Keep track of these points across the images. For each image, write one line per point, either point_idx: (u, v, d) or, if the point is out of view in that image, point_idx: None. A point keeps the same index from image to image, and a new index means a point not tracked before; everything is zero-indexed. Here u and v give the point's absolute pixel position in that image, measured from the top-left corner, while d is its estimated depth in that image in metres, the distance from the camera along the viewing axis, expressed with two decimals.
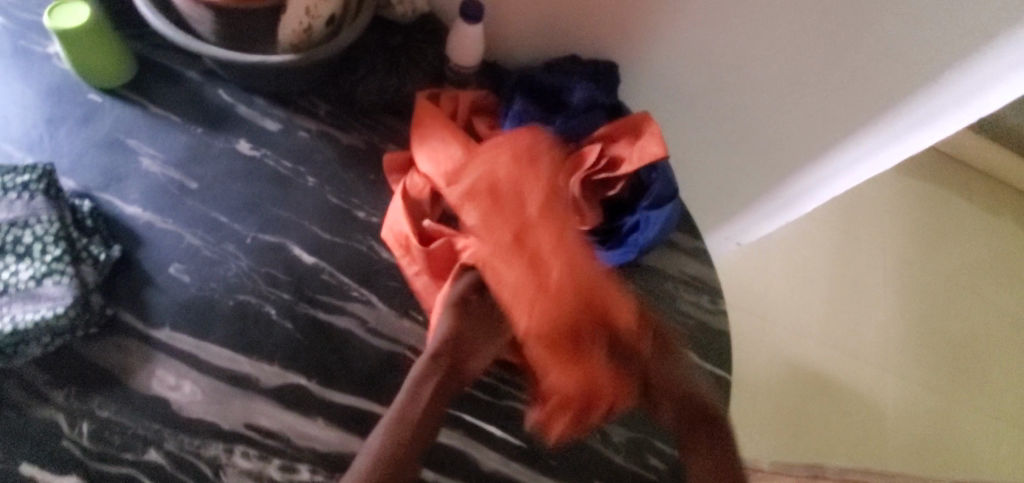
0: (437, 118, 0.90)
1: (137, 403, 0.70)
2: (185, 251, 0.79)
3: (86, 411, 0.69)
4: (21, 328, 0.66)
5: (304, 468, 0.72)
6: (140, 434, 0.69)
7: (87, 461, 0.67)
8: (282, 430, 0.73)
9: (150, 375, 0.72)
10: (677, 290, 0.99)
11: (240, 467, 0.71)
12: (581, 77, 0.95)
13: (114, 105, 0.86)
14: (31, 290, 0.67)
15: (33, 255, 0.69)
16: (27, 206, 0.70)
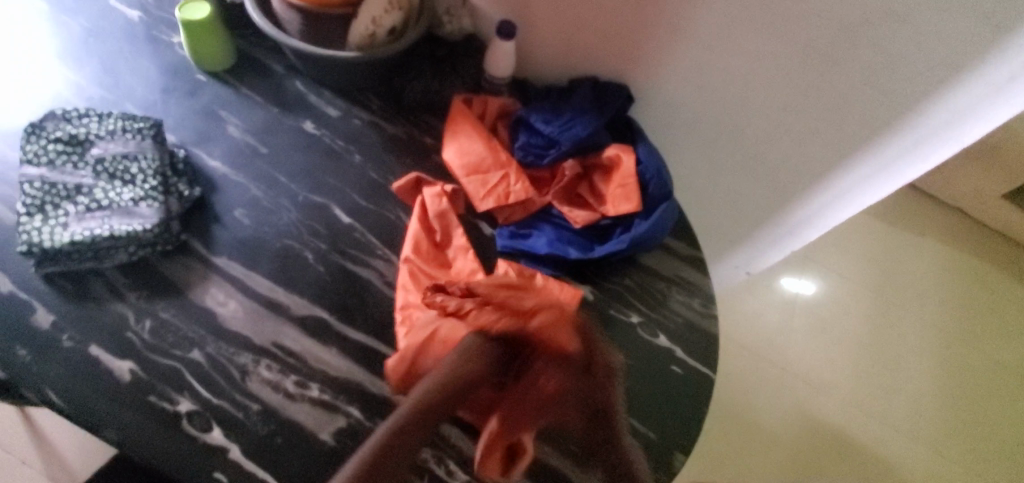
0: (465, 120, 1.06)
1: (191, 312, 0.85)
2: (249, 200, 0.96)
3: (150, 311, 0.83)
4: (117, 234, 0.82)
5: (315, 386, 0.84)
6: (188, 335, 0.83)
7: (144, 350, 0.81)
8: (301, 352, 0.85)
9: (205, 291, 0.87)
10: (670, 290, 1.06)
11: (263, 376, 0.83)
12: (596, 98, 1.09)
13: (214, 84, 1.07)
14: (129, 209, 0.85)
15: (136, 182, 0.87)
16: (138, 146, 0.89)
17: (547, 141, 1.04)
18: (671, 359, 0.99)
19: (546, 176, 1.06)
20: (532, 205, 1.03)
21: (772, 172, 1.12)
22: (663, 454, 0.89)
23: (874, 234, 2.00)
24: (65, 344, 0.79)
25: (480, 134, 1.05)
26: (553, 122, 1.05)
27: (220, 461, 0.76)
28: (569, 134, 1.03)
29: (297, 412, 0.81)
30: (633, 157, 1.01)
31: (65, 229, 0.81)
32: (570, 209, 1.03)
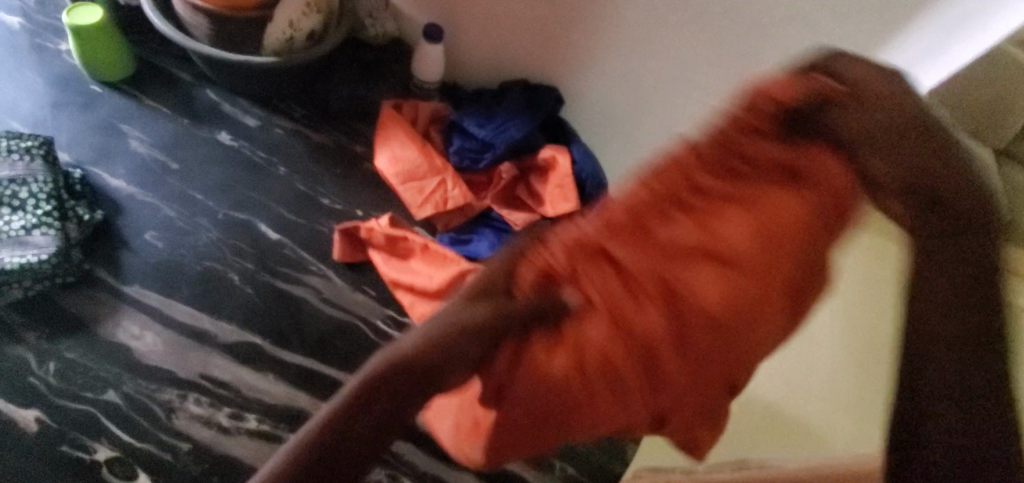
0: (394, 124, 1.04)
1: (101, 349, 0.76)
2: (162, 220, 0.88)
3: (54, 352, 0.75)
4: (8, 268, 0.73)
5: (252, 417, 0.78)
6: (100, 375, 0.75)
7: (50, 396, 0.72)
8: (233, 381, 0.80)
9: (116, 325, 0.78)
10: None
11: (191, 412, 0.76)
12: (527, 96, 1.08)
13: (112, 96, 0.97)
14: (21, 238, 0.75)
15: (26, 208, 0.77)
16: (27, 166, 0.79)
17: (480, 145, 1.04)
18: None
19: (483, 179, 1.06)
20: (470, 208, 1.02)
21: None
22: None
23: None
24: None
25: (414, 141, 1.03)
26: (487, 126, 1.04)
27: None
28: (503, 135, 1.03)
29: (233, 448, 0.76)
30: (568, 158, 1.03)
31: None
32: (509, 211, 1.03)
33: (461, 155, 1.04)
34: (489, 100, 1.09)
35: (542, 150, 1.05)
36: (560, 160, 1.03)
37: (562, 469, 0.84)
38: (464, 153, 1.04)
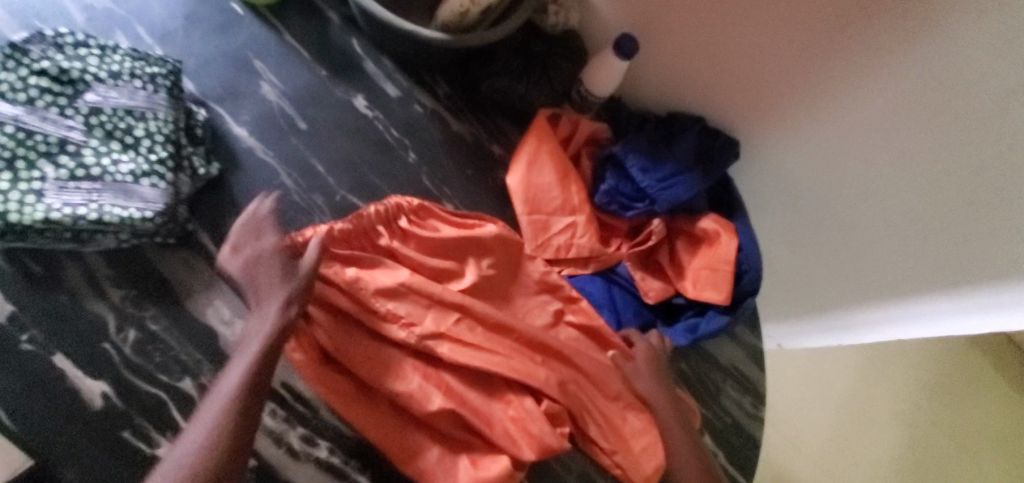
0: (545, 138, 0.88)
1: (186, 327, 0.68)
2: (275, 188, 0.77)
3: (137, 320, 0.67)
4: (106, 219, 0.64)
5: (324, 445, 0.70)
6: (180, 359, 0.67)
7: (124, 369, 0.65)
8: (314, 398, 0.71)
9: (207, 303, 0.70)
10: (724, 384, 0.96)
11: (264, 424, 0.69)
12: (701, 149, 0.92)
13: (251, 21, 0.84)
14: (126, 185, 0.65)
15: (139, 149, 0.67)
16: (148, 98, 0.69)
17: (636, 191, 0.88)
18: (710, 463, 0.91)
19: (622, 229, 0.91)
20: (599, 262, 0.88)
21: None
22: None
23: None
24: (23, 346, 0.63)
25: (557, 165, 0.88)
26: (651, 173, 0.87)
27: None
28: (666, 188, 0.86)
29: (299, 475, 0.68)
30: (734, 240, 0.87)
31: (38, 200, 0.62)
32: (642, 276, 0.88)
33: (610, 195, 0.88)
34: (657, 137, 0.92)
35: (704, 218, 0.88)
36: (722, 238, 0.87)
37: None
38: (615, 195, 0.88)
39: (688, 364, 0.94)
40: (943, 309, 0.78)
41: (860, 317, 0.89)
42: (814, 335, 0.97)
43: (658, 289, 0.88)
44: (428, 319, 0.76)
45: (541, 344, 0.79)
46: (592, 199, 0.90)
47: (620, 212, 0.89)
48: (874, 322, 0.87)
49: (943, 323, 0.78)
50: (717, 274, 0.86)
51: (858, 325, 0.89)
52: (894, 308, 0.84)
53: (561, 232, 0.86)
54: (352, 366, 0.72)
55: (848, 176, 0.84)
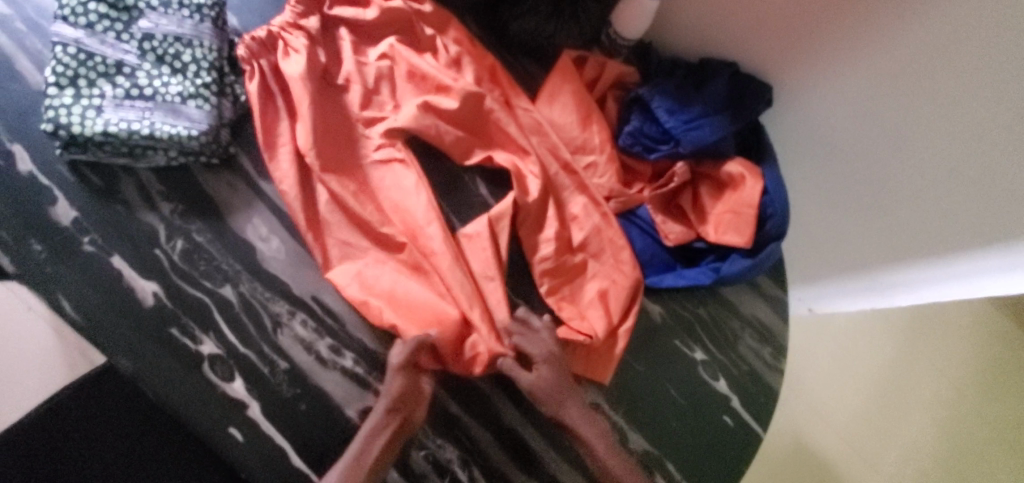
0: (570, 77, 0.90)
1: (228, 240, 0.74)
2: (275, 48, 0.80)
3: (183, 231, 0.73)
4: (157, 136, 0.69)
5: (351, 355, 0.76)
6: (221, 267, 0.73)
7: (172, 274, 0.72)
8: (341, 312, 0.76)
9: (246, 220, 0.76)
10: (743, 333, 0.96)
11: (296, 332, 0.74)
12: (733, 92, 0.90)
13: None
14: (174, 106, 0.71)
15: (187, 73, 0.72)
16: (195, 27, 0.74)
17: (660, 132, 0.88)
18: (723, 406, 0.91)
19: (646, 171, 0.91)
20: (619, 201, 0.89)
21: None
22: None
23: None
24: (86, 246, 0.70)
25: (579, 105, 0.90)
26: (677, 114, 0.87)
27: (236, 417, 0.70)
28: (692, 129, 0.85)
29: (326, 381, 0.74)
30: (759, 183, 0.85)
31: (98, 115, 0.68)
32: (663, 219, 0.89)
33: (635, 136, 0.89)
34: (687, 80, 0.91)
35: (730, 160, 0.87)
36: (746, 181, 0.86)
37: None
38: (640, 136, 0.88)
39: (707, 310, 0.94)
40: (964, 271, 0.79)
41: (891, 280, 0.89)
42: (842, 295, 0.98)
43: (677, 230, 0.89)
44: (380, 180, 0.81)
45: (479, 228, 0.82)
46: (616, 141, 0.91)
47: (643, 154, 0.89)
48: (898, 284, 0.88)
49: (955, 288, 0.80)
50: (739, 216, 0.85)
51: (884, 285, 0.90)
52: (918, 268, 0.85)
53: (572, 164, 0.88)
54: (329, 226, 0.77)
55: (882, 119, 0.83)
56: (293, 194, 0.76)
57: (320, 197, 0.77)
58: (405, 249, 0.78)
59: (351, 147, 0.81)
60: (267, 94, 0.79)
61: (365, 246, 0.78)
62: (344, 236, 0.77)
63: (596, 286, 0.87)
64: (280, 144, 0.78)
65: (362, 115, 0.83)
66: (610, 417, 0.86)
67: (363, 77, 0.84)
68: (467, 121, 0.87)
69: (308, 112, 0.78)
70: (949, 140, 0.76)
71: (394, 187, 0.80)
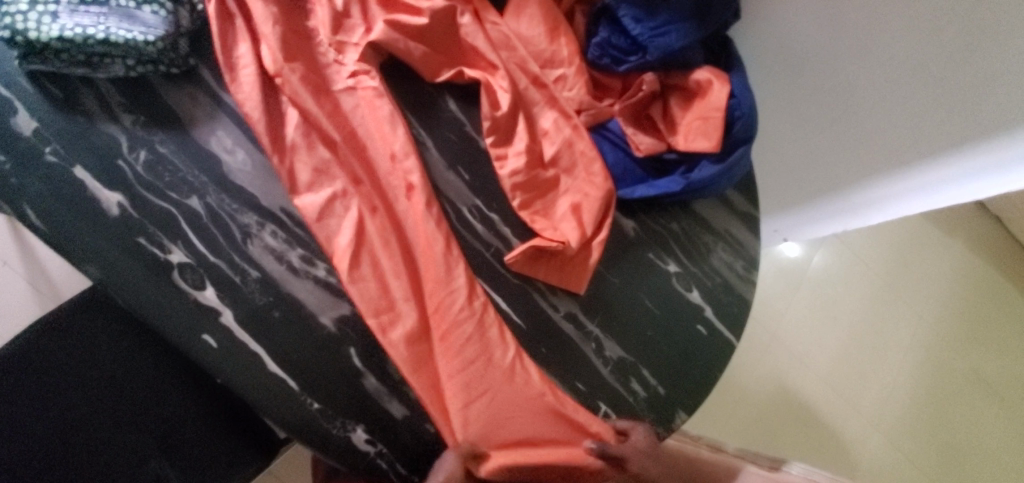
0: None
1: (192, 151, 0.74)
2: None
3: (147, 142, 0.72)
4: (113, 41, 0.68)
5: (322, 265, 0.76)
6: (187, 179, 0.73)
7: (136, 184, 0.71)
8: (310, 223, 0.76)
9: (211, 133, 0.75)
10: (715, 246, 0.97)
11: (265, 242, 0.74)
12: None
13: None
14: (129, 11, 0.70)
15: None
16: None
17: (628, 44, 0.89)
18: (697, 317, 0.93)
19: (615, 85, 0.92)
20: (589, 113, 0.89)
21: (856, 142, 0.96)
22: (665, 408, 0.88)
23: (955, 231, 1.73)
24: (48, 157, 0.69)
25: (545, 17, 0.90)
26: (644, 22, 0.87)
27: (209, 325, 0.70)
28: (660, 36, 0.86)
29: (299, 290, 0.74)
30: (726, 86, 0.86)
31: (54, 21, 0.67)
32: (633, 131, 0.90)
33: (604, 49, 0.90)
34: None
35: (699, 68, 0.88)
36: (713, 85, 0.86)
37: (605, 414, 0.85)
38: (609, 48, 0.89)
39: (680, 224, 0.95)
40: (943, 179, 0.86)
41: (862, 198, 0.99)
42: (814, 224, 1.10)
43: (650, 142, 0.89)
44: (347, 99, 0.80)
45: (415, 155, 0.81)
46: (585, 55, 0.92)
47: (613, 67, 0.90)
48: (866, 202, 0.98)
49: (943, 196, 0.87)
50: (709, 120, 0.86)
51: (852, 207, 1.01)
52: (884, 185, 0.94)
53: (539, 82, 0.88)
54: (295, 142, 0.76)
55: (852, 24, 0.90)
56: (254, 110, 0.75)
57: (290, 119, 0.76)
58: (369, 166, 0.79)
59: (318, 70, 0.80)
60: (227, 18, 0.76)
61: (331, 167, 0.77)
62: (314, 156, 0.76)
63: (567, 200, 0.87)
64: (242, 66, 0.76)
65: (333, 38, 0.80)
66: (586, 326, 0.86)
67: (329, 1, 0.81)
68: (438, 41, 0.85)
69: (271, 34, 0.76)
70: (922, 34, 0.81)
71: (359, 108, 0.80)
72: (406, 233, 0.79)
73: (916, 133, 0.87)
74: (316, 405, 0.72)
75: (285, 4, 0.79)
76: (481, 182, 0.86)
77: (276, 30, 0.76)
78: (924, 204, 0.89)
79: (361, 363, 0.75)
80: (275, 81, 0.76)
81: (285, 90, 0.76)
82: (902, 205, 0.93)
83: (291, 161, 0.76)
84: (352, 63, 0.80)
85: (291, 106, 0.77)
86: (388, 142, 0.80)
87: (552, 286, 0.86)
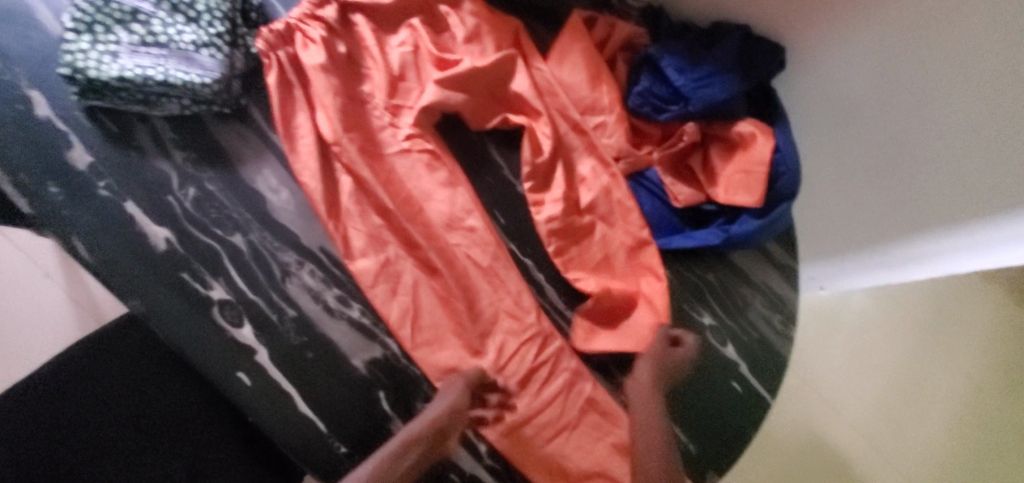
0: (581, 42, 0.90)
1: (238, 189, 0.75)
2: (293, 40, 0.79)
3: (196, 180, 0.74)
4: (172, 82, 0.71)
5: (357, 306, 0.76)
6: (232, 217, 0.74)
7: (183, 220, 0.73)
8: (348, 264, 0.76)
9: (257, 172, 0.77)
10: (752, 299, 0.94)
11: (303, 281, 0.75)
12: (745, 49, 0.89)
13: None
14: (188, 53, 0.73)
15: (200, 23, 0.74)
16: None
17: (670, 94, 0.88)
18: (732, 373, 0.90)
19: (655, 133, 0.92)
20: (628, 161, 0.89)
21: (898, 200, 0.93)
22: (697, 468, 0.85)
23: None
24: (101, 192, 0.71)
25: (587, 65, 0.90)
26: (687, 74, 0.87)
27: (244, 363, 0.71)
28: (703, 90, 0.86)
29: (333, 330, 0.74)
30: (769, 141, 0.85)
31: (114, 61, 0.71)
32: (672, 181, 0.89)
33: (646, 98, 0.90)
34: (698, 41, 0.91)
35: (743, 119, 0.87)
36: (756, 139, 0.86)
37: None
38: (650, 98, 0.89)
39: (717, 275, 0.93)
40: (994, 240, 0.81)
41: (907, 254, 0.94)
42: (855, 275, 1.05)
43: (690, 193, 0.88)
44: (393, 147, 0.81)
45: (454, 202, 0.82)
46: (626, 103, 0.92)
47: (654, 116, 0.90)
48: (911, 258, 0.94)
49: (994, 257, 0.82)
50: (753, 174, 0.85)
51: (895, 262, 0.97)
52: (932, 242, 0.90)
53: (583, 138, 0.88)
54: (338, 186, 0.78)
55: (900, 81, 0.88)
56: (307, 164, 0.77)
57: (344, 186, 0.78)
58: (409, 211, 0.80)
59: (368, 124, 0.81)
60: (286, 86, 0.79)
61: (376, 218, 0.78)
62: (355, 199, 0.78)
63: (601, 252, 0.86)
64: (300, 135, 0.78)
65: (388, 102, 0.82)
66: (617, 378, 0.84)
67: (385, 65, 0.83)
68: (483, 93, 0.86)
69: (331, 104, 0.78)
70: (975, 97, 0.79)
71: (405, 161, 0.81)
72: (442, 279, 0.79)
73: (967, 194, 0.83)
74: (343, 449, 0.72)
75: (340, 68, 0.81)
76: (517, 227, 0.86)
77: (330, 87, 0.78)
78: (972, 264, 0.84)
79: (389, 407, 0.74)
80: (334, 148, 0.77)
81: (341, 158, 0.77)
82: (950, 264, 0.88)
83: (340, 215, 0.77)
84: (407, 126, 0.82)
85: (343, 164, 0.78)
86: (433, 198, 0.81)
87: (584, 335, 0.85)
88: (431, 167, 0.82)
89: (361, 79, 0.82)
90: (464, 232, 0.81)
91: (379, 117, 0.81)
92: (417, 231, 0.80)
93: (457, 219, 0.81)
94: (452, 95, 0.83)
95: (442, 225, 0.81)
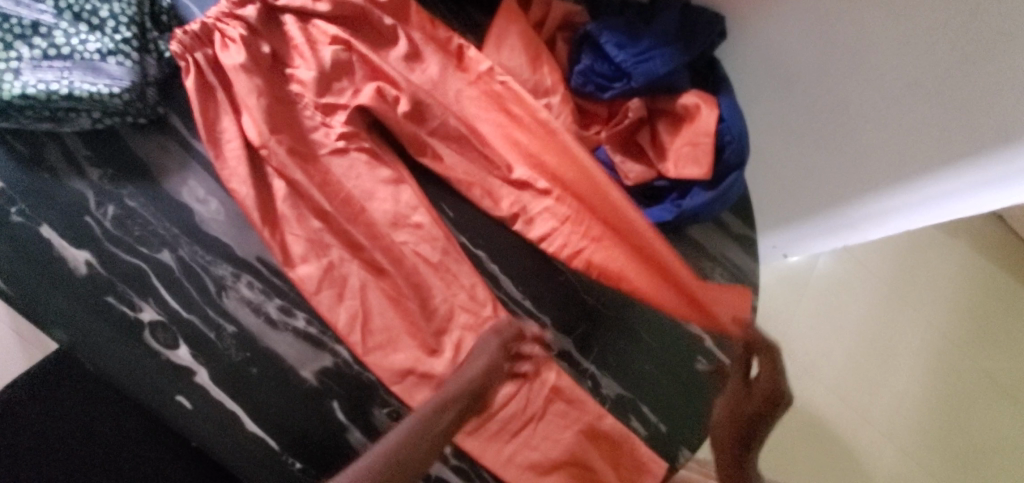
0: (518, 24, 0.88)
1: (162, 203, 0.71)
2: (212, 41, 0.75)
3: (115, 197, 0.70)
4: (77, 96, 0.66)
5: (302, 315, 0.73)
6: (158, 233, 0.70)
7: (105, 241, 0.68)
8: (288, 272, 0.73)
9: (182, 183, 0.72)
10: (713, 272, 0.93)
11: (241, 294, 0.71)
12: (686, 24, 0.89)
13: None
14: (94, 63, 0.68)
15: (105, 30, 0.69)
16: None
17: (613, 72, 0.86)
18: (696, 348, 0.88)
19: (601, 112, 0.90)
20: (576, 143, 0.87)
21: (845, 158, 0.93)
22: (668, 448, 0.82)
23: None
24: (13, 218, 0.66)
25: (526, 47, 0.87)
26: (627, 49, 0.85)
27: (183, 385, 0.67)
28: (646, 64, 0.84)
29: (277, 343, 0.71)
30: (714, 111, 0.84)
31: (16, 78, 0.65)
32: (622, 159, 0.87)
33: (588, 77, 0.87)
34: (637, 16, 0.89)
35: (688, 92, 0.86)
36: (700, 111, 0.85)
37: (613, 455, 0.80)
38: (593, 76, 0.87)
39: (674, 252, 0.92)
40: (947, 190, 0.82)
41: (861, 212, 0.95)
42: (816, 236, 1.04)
43: (640, 170, 0.86)
44: (329, 147, 0.78)
45: (397, 199, 0.79)
46: (569, 83, 0.90)
47: (598, 95, 0.88)
48: (865, 217, 0.94)
49: (947, 207, 0.83)
50: (701, 145, 0.84)
51: (850, 222, 0.97)
52: (883, 200, 0.90)
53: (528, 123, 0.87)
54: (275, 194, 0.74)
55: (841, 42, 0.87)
56: (234, 170, 0.72)
57: (279, 191, 0.74)
58: (351, 212, 0.77)
59: (299, 127, 0.77)
60: (207, 90, 0.74)
61: (315, 222, 0.75)
62: (292, 204, 0.74)
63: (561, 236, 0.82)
64: (226, 140, 0.73)
65: (319, 101, 0.78)
66: (581, 364, 0.82)
67: (313, 61, 0.78)
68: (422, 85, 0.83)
69: (256, 105, 0.74)
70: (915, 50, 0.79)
71: (342, 161, 0.78)
72: (391, 279, 0.76)
73: (914, 148, 0.84)
74: (298, 465, 0.68)
75: (262, 69, 0.76)
76: (465, 219, 0.83)
77: (254, 89, 0.74)
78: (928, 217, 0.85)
79: (344, 417, 0.71)
80: (261, 152, 0.74)
81: (271, 161, 0.74)
82: (904, 219, 0.89)
83: (276, 223, 0.73)
84: (341, 125, 0.78)
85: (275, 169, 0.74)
86: (375, 197, 0.78)
87: (544, 323, 0.83)
88: (371, 166, 0.79)
89: (289, 79, 0.78)
90: (410, 229, 0.79)
91: (310, 118, 0.78)
92: (360, 232, 0.77)
93: (401, 217, 0.78)
94: (386, 89, 0.80)
95: (387, 224, 0.78)
